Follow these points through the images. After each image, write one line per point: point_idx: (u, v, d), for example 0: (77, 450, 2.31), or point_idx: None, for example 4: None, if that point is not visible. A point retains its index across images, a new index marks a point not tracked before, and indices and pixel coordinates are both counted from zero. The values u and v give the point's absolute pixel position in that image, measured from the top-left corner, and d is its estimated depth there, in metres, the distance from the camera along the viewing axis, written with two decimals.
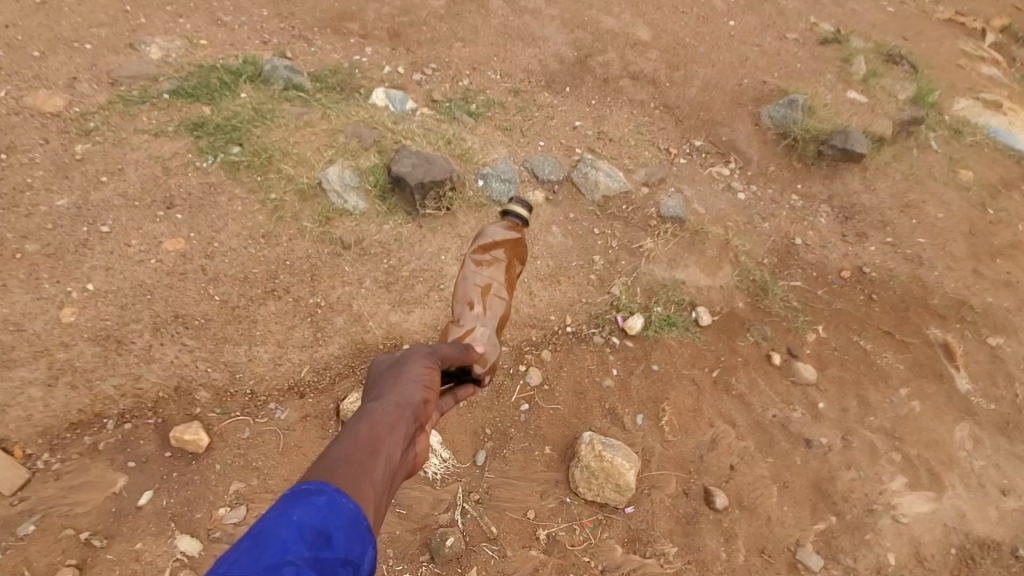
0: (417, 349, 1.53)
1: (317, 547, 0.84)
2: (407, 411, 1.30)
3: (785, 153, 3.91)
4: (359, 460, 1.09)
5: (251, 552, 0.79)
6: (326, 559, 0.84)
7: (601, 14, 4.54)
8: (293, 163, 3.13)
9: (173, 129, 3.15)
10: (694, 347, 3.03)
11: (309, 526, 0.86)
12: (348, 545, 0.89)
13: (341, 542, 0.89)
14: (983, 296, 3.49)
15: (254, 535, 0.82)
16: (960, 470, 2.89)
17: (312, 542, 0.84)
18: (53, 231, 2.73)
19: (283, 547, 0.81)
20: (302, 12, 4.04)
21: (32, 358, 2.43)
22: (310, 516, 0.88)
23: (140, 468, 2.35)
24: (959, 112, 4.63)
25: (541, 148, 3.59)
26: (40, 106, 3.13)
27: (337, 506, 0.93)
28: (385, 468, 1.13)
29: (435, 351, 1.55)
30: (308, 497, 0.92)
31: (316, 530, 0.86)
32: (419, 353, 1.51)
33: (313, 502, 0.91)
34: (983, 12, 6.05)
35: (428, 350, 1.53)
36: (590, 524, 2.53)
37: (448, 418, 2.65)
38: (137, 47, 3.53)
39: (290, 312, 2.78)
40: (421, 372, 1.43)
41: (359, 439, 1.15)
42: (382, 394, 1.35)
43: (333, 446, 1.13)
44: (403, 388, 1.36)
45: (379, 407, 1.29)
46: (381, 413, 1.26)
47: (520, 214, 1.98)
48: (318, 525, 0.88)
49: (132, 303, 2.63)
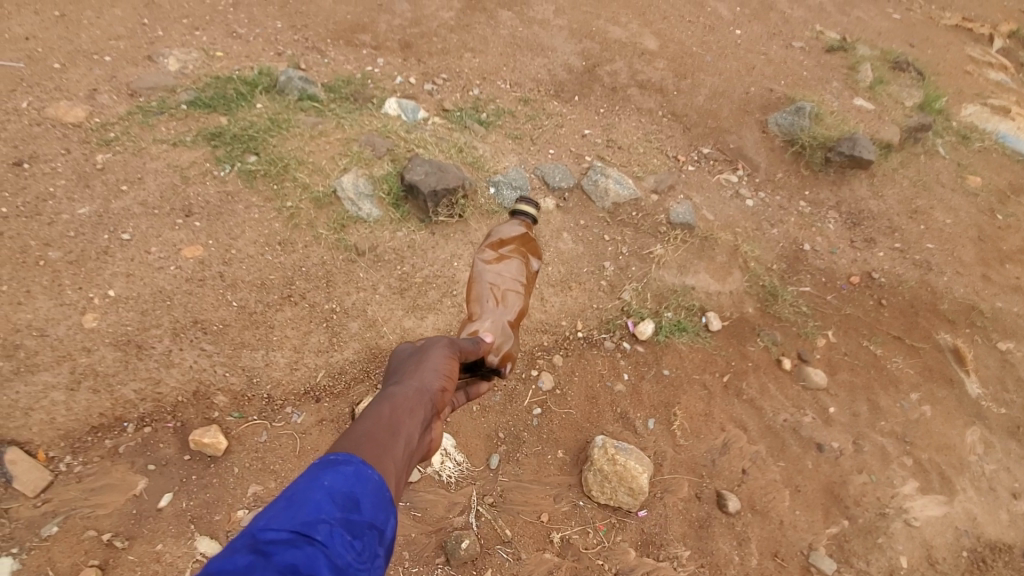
0: (437, 339, 1.62)
1: (346, 510, 0.94)
2: (425, 398, 1.41)
3: (793, 159, 3.94)
4: (381, 438, 1.19)
5: (287, 511, 0.89)
6: (355, 522, 0.94)
7: (609, 24, 4.60)
8: (308, 172, 3.19)
9: (191, 139, 3.22)
10: (705, 352, 3.06)
11: (339, 492, 0.96)
12: (374, 511, 0.99)
13: (367, 508, 0.98)
14: (992, 301, 3.50)
15: (290, 495, 0.92)
16: (971, 474, 2.89)
17: (342, 506, 0.94)
18: (75, 238, 2.80)
19: (316, 509, 0.90)
20: (316, 24, 4.12)
21: (55, 362, 2.48)
22: (339, 483, 0.98)
23: (161, 471, 2.39)
24: (967, 118, 4.65)
25: (551, 156, 3.64)
26: (62, 117, 3.21)
27: (363, 476, 1.03)
28: (404, 448, 1.24)
29: (454, 343, 1.64)
30: (337, 467, 1.01)
31: (345, 496, 0.96)
32: (439, 343, 1.60)
33: (342, 470, 1.01)
34: (989, 18, 6.08)
35: (448, 341, 1.62)
36: (603, 528, 2.54)
37: (462, 422, 2.68)
38: (154, 59, 3.61)
39: (306, 318, 2.83)
40: (440, 362, 1.53)
41: (381, 420, 1.26)
42: (404, 380, 1.45)
43: (358, 423, 1.24)
44: (424, 374, 1.46)
45: (400, 392, 1.39)
46: (403, 397, 1.37)
47: (529, 212, 2.08)
48: (347, 491, 0.97)
49: (152, 308, 2.69)
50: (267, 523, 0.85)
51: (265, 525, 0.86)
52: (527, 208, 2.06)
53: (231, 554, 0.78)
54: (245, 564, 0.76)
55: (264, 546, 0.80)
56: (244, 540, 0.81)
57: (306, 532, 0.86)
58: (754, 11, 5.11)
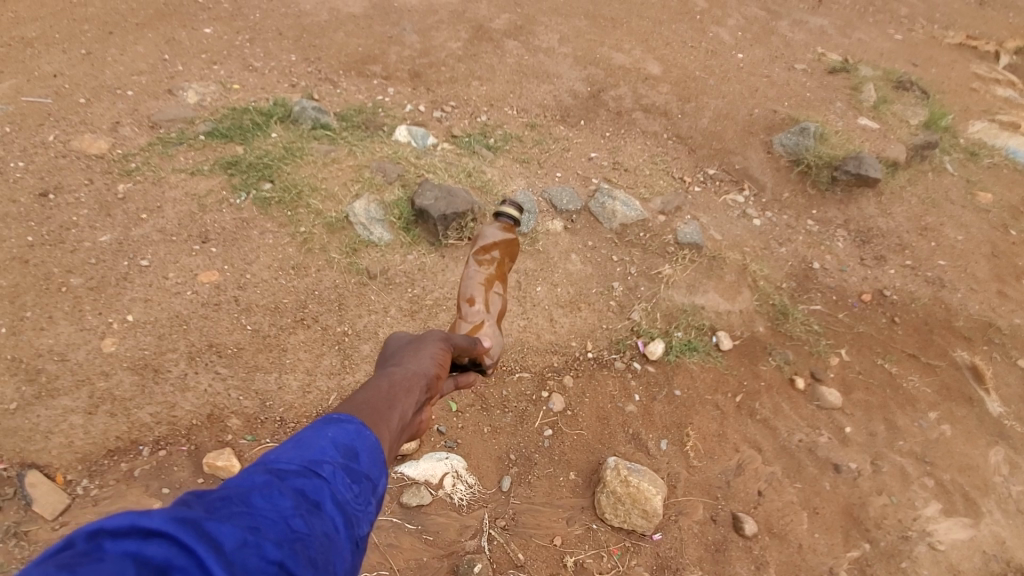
0: (435, 332, 1.77)
1: (347, 458, 1.07)
2: (423, 379, 1.54)
3: (799, 179, 3.96)
4: (379, 408, 1.33)
5: (297, 450, 1.03)
6: (354, 469, 1.06)
7: (613, 50, 4.72)
8: (321, 198, 3.26)
9: (208, 168, 3.31)
10: (716, 372, 3.04)
11: (342, 442, 1.09)
12: (371, 465, 1.11)
13: (366, 460, 1.10)
14: (1010, 318, 3.46)
15: (300, 439, 1.06)
16: (997, 495, 2.81)
17: (343, 454, 1.07)
18: (96, 265, 2.87)
19: (321, 451, 1.04)
20: (328, 56, 4.26)
21: (75, 386, 2.53)
22: (342, 436, 1.12)
23: (174, 494, 2.40)
24: (974, 135, 4.66)
25: (558, 179, 3.70)
26: (86, 149, 3.33)
27: (363, 434, 1.15)
28: (399, 420, 1.36)
29: (450, 337, 1.79)
30: (341, 423, 1.15)
31: (346, 446, 1.09)
32: (436, 335, 1.75)
33: (345, 427, 1.15)
34: (993, 36, 6.13)
35: (444, 334, 1.77)
36: (617, 552, 2.50)
37: (472, 444, 2.71)
38: (174, 92, 3.75)
39: (318, 341, 2.87)
40: (437, 351, 1.67)
41: (380, 393, 1.40)
42: (402, 361, 1.58)
43: (359, 394, 1.38)
44: (421, 359, 1.60)
45: (398, 371, 1.51)
46: (401, 377, 1.48)
47: (512, 214, 2.27)
48: (348, 443, 1.10)
49: (169, 333, 2.74)
50: (280, 457, 1.00)
51: (278, 458, 1.00)
52: (511, 209, 2.25)
53: (251, 473, 0.92)
54: (262, 482, 0.90)
55: (278, 471, 0.95)
56: (261, 466, 0.96)
57: (313, 468, 1.00)
58: (756, 35, 5.21)
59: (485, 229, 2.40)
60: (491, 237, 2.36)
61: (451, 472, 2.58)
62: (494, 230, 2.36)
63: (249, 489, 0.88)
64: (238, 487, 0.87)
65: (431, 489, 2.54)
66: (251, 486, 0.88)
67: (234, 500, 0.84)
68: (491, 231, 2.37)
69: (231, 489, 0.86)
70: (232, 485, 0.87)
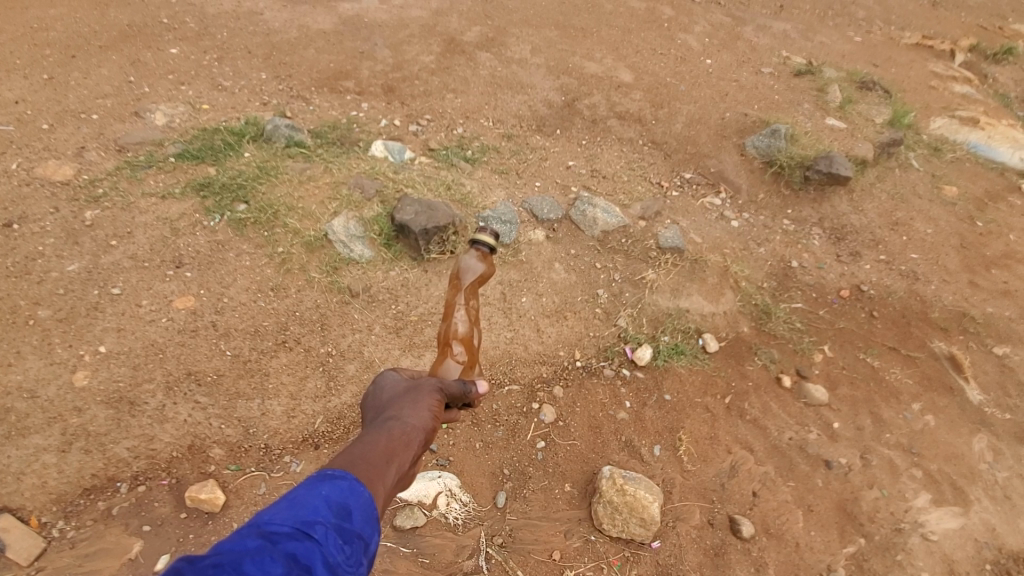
0: (430, 381, 1.78)
1: (339, 517, 1.13)
2: (419, 433, 1.58)
3: (773, 179, 4.03)
4: (374, 462, 1.38)
5: (290, 510, 1.08)
6: (346, 529, 1.12)
7: (584, 59, 4.76)
8: (299, 217, 3.19)
9: (180, 190, 3.23)
10: (704, 374, 3.06)
11: (335, 500, 1.16)
12: (363, 523, 1.17)
13: (358, 519, 1.16)
14: (983, 307, 3.55)
15: (293, 498, 1.11)
16: (984, 482, 2.86)
17: (336, 513, 1.12)
18: (64, 296, 2.76)
19: (314, 511, 1.10)
20: (300, 73, 4.21)
21: (46, 424, 2.41)
22: (336, 493, 1.18)
23: (156, 532, 2.30)
24: (937, 131, 4.83)
25: (538, 189, 3.70)
26: (50, 176, 3.21)
27: (356, 491, 1.22)
28: (394, 474, 1.42)
29: (444, 386, 1.78)
30: (335, 480, 1.22)
31: (339, 504, 1.15)
32: (431, 386, 1.76)
33: (338, 484, 1.21)
34: (948, 35, 6.39)
35: (439, 385, 1.77)
36: (617, 562, 2.47)
37: (465, 460, 2.66)
38: (142, 114, 3.65)
39: (301, 363, 2.79)
40: (432, 403, 1.69)
41: (376, 446, 1.45)
42: (400, 413, 1.62)
43: (357, 447, 1.44)
44: (417, 411, 1.63)
45: (396, 424, 1.56)
46: (399, 430, 1.54)
47: (487, 244, 2.02)
48: (341, 501, 1.16)
49: (145, 362, 2.64)
50: (274, 518, 1.05)
51: (271, 519, 1.05)
52: (487, 238, 1.99)
53: (244, 537, 0.97)
54: (254, 547, 0.94)
55: (271, 534, 0.99)
56: (254, 528, 1.00)
57: (305, 530, 1.04)
58: (722, 41, 5.32)
59: (465, 257, 2.16)
60: (474, 266, 2.15)
61: (444, 491, 2.53)
62: (473, 259, 2.13)
63: (242, 555, 0.91)
64: (231, 552, 0.91)
65: (425, 509, 2.49)
66: (243, 552, 0.92)
67: (227, 566, 0.87)
68: (471, 261, 2.14)
69: (224, 555, 0.90)
70: (224, 550, 0.91)
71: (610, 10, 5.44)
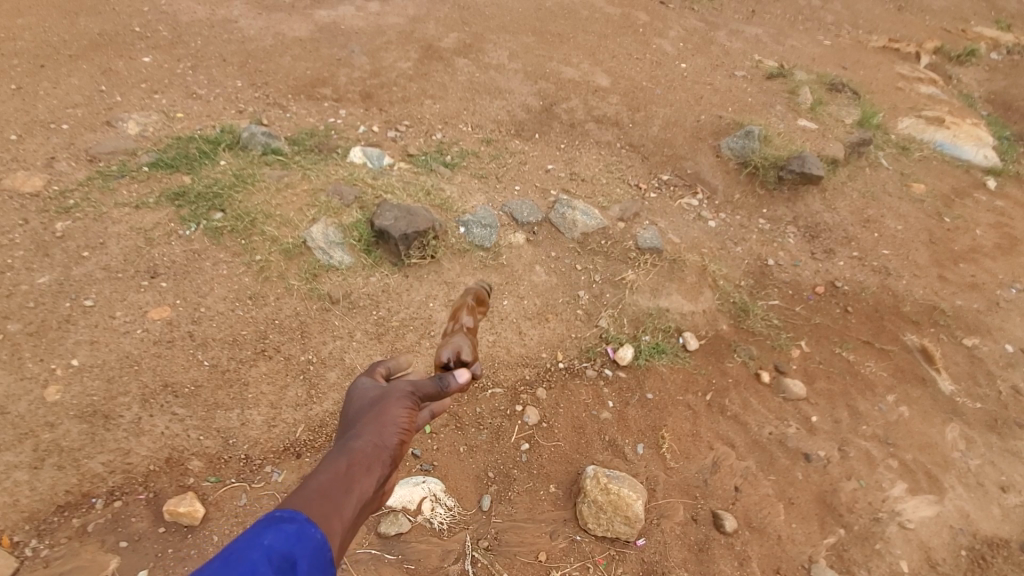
0: (402, 385, 1.59)
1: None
2: (385, 450, 1.42)
3: (748, 180, 4.10)
4: (330, 497, 1.22)
5: None
6: None
7: (561, 65, 4.81)
8: (277, 224, 3.16)
9: (154, 200, 3.17)
10: (685, 373, 3.10)
11: (274, 559, 1.00)
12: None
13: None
14: (952, 300, 3.66)
15: (220, 563, 0.96)
16: (957, 470, 2.93)
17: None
18: (35, 309, 2.70)
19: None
20: (276, 81, 4.19)
21: (16, 441, 2.35)
22: (276, 546, 1.03)
23: (133, 547, 2.25)
24: (905, 130, 4.97)
25: (517, 192, 3.71)
26: (19, 187, 3.14)
27: (303, 537, 1.08)
28: (357, 505, 1.27)
29: (417, 388, 1.58)
30: (275, 530, 1.06)
31: (279, 564, 1.00)
32: (402, 391, 1.57)
33: (279, 535, 1.05)
34: (914, 38, 6.60)
35: (411, 387, 1.58)
36: (603, 561, 2.47)
37: (449, 465, 2.65)
38: (114, 124, 3.59)
39: (281, 371, 2.76)
40: (402, 412, 1.52)
41: (333, 474, 1.29)
42: (365, 428, 1.46)
43: (311, 478, 1.27)
44: (385, 423, 1.47)
45: (360, 444, 1.39)
46: (362, 451, 1.37)
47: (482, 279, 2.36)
48: (281, 558, 1.01)
49: (119, 375, 2.58)
50: None
51: None
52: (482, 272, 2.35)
53: None
54: None
55: None
56: None
57: None
58: (696, 45, 5.43)
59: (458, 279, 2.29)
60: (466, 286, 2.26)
61: (429, 496, 2.52)
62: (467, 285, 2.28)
63: None
64: None
65: (409, 515, 2.47)
66: None
67: None
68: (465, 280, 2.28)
69: None
70: None
71: (587, 16, 5.51)
